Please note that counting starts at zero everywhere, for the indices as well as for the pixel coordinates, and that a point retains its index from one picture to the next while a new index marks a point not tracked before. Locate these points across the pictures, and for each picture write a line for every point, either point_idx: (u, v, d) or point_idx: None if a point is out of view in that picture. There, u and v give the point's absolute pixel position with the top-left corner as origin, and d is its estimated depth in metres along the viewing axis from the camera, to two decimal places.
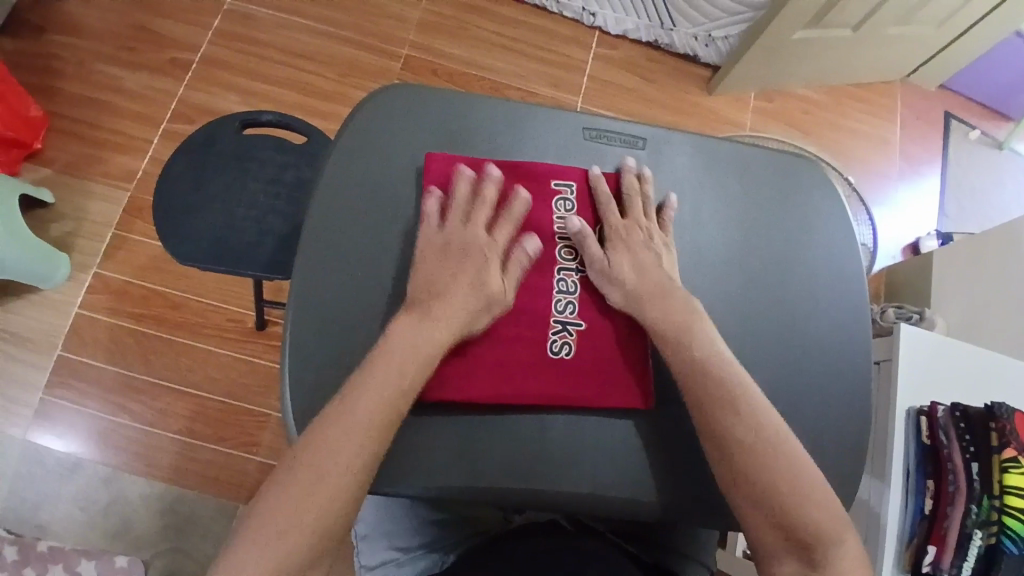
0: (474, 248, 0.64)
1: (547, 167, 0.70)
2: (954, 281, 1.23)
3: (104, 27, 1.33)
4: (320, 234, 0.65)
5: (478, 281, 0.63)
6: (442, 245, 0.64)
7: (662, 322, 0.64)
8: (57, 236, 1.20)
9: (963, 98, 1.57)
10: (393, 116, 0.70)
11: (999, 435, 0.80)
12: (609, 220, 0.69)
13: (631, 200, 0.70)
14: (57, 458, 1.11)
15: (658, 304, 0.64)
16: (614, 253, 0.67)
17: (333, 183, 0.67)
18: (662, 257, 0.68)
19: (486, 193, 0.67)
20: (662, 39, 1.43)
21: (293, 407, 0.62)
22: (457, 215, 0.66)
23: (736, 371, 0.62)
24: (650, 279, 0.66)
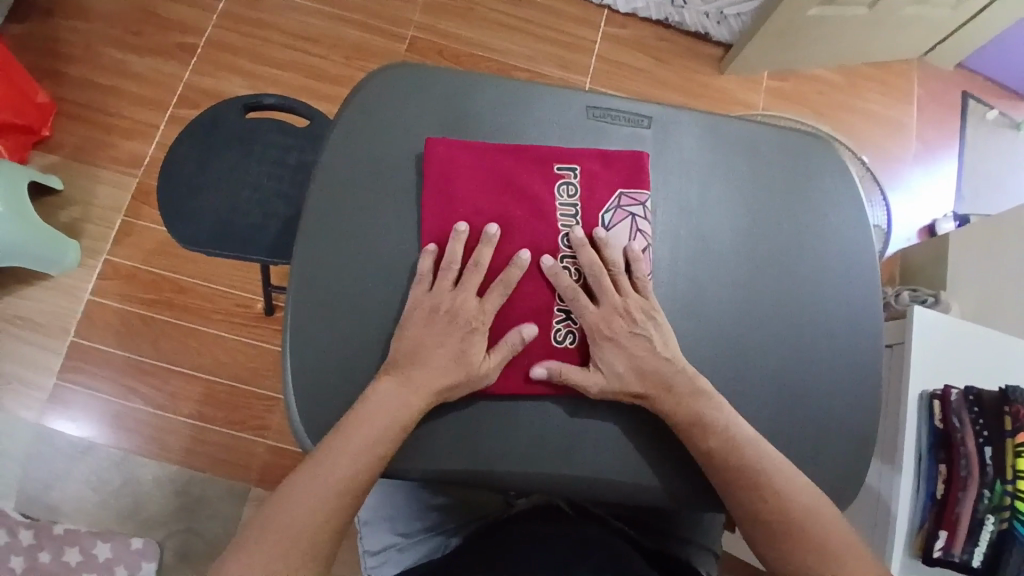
0: (464, 319, 0.64)
1: (551, 149, 0.68)
2: (970, 264, 1.20)
3: (110, 10, 1.32)
4: (317, 218, 0.65)
5: (462, 353, 0.63)
6: (431, 310, 0.63)
7: (675, 409, 0.63)
8: (66, 221, 1.21)
9: (982, 77, 1.54)
10: (393, 97, 0.69)
11: (1013, 419, 0.79)
12: (586, 313, 0.65)
13: (600, 280, 0.66)
14: (70, 441, 1.13)
15: (663, 391, 0.63)
16: (604, 351, 0.65)
17: (331, 167, 0.66)
18: (651, 337, 0.65)
19: (479, 258, 0.65)
20: (672, 17, 1.40)
21: (295, 388, 0.62)
22: (451, 277, 0.64)
23: (733, 426, 0.63)
24: (648, 370, 0.64)
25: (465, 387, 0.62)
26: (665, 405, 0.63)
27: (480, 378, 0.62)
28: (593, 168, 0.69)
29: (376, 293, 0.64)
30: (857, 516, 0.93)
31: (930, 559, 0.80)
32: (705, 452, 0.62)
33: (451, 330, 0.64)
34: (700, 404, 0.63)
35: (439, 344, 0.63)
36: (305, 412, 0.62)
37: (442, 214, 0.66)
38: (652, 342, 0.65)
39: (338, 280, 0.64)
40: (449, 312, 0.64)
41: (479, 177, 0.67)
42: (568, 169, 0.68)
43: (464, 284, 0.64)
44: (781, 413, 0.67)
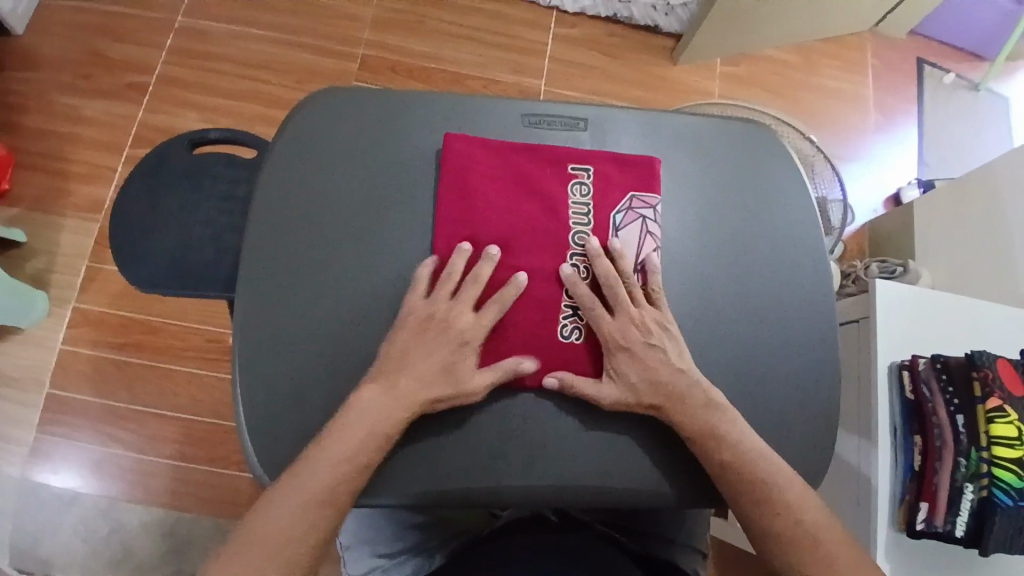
0: (453, 329, 0.67)
1: (564, 151, 0.73)
2: (937, 230, 1.20)
3: (60, 58, 1.32)
4: (257, 254, 0.68)
5: (450, 367, 0.65)
6: (426, 317, 0.66)
7: (689, 423, 0.65)
8: (33, 272, 1.21)
9: (934, 42, 1.54)
10: (327, 129, 0.72)
11: (982, 385, 0.80)
12: (603, 323, 0.68)
13: (614, 289, 0.69)
14: (55, 492, 1.12)
15: (678, 406, 0.65)
16: (620, 361, 0.67)
17: (269, 201, 0.70)
18: (666, 349, 0.68)
19: (477, 274, 0.68)
20: (621, 12, 1.40)
21: (244, 406, 0.65)
22: (449, 292, 0.67)
23: (746, 439, 0.65)
24: (664, 383, 0.66)
25: (449, 398, 0.64)
26: (679, 419, 0.65)
27: (467, 394, 0.64)
28: (605, 170, 0.73)
29: (323, 312, 0.67)
30: (833, 494, 0.95)
31: (914, 531, 0.80)
32: (714, 462, 0.64)
33: (440, 340, 0.66)
34: (715, 417, 0.65)
35: (425, 352, 0.66)
36: (258, 443, 0.64)
37: (462, 199, 0.70)
38: (668, 354, 0.67)
39: (283, 307, 0.67)
40: (442, 320, 0.67)
41: (499, 172, 0.71)
42: (582, 170, 0.72)
43: (459, 298, 0.67)
44: (737, 398, 0.70)
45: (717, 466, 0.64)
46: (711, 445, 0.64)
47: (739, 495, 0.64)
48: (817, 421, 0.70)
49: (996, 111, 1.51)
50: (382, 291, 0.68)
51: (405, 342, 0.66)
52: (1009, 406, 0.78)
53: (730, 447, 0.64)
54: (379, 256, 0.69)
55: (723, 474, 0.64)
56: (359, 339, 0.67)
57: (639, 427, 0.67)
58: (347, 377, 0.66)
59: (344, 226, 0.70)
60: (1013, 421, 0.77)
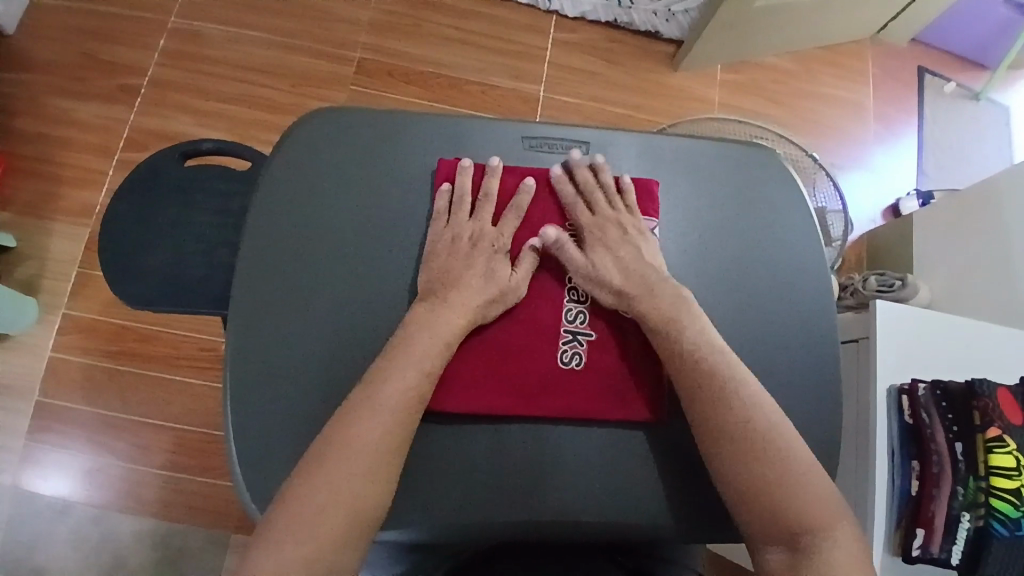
0: (483, 241, 0.70)
1: (562, 175, 0.73)
2: (938, 245, 1.20)
3: (50, 58, 1.29)
4: (250, 287, 0.68)
5: (488, 272, 0.68)
6: (451, 240, 0.69)
7: (654, 312, 0.66)
8: (22, 278, 1.19)
9: (937, 50, 1.53)
10: (319, 158, 0.72)
11: (982, 414, 0.79)
12: (582, 222, 0.72)
13: (596, 197, 0.73)
14: (45, 501, 1.11)
15: (642, 295, 0.67)
16: (596, 254, 0.70)
17: (262, 234, 0.69)
18: (641, 249, 0.71)
19: (488, 189, 0.71)
20: (621, 18, 1.38)
21: (235, 433, 0.64)
22: (468, 209, 0.71)
23: (709, 336, 0.65)
24: (635, 273, 0.69)
25: (500, 301, 0.67)
26: (645, 307, 0.67)
27: (508, 291, 0.68)
28: (602, 193, 0.74)
29: (318, 336, 0.67)
30: None
31: (909, 557, 0.80)
32: (677, 360, 0.64)
33: (474, 254, 0.69)
34: (681, 307, 0.66)
35: (466, 267, 0.68)
36: (251, 484, 0.63)
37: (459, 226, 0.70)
38: (641, 252, 0.70)
39: (276, 330, 0.67)
40: (470, 238, 0.70)
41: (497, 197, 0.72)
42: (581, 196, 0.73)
43: (479, 215, 0.71)
44: None
45: (683, 375, 0.63)
46: (684, 357, 0.64)
47: (703, 413, 0.62)
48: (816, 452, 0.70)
49: (998, 121, 1.50)
50: (378, 324, 0.68)
51: (442, 264, 0.68)
52: (1009, 435, 0.76)
53: (723, 397, 0.61)
54: (375, 284, 0.69)
55: (696, 402, 0.62)
56: (352, 372, 0.66)
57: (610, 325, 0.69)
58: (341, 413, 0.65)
59: (339, 257, 0.69)
60: (1012, 451, 0.76)
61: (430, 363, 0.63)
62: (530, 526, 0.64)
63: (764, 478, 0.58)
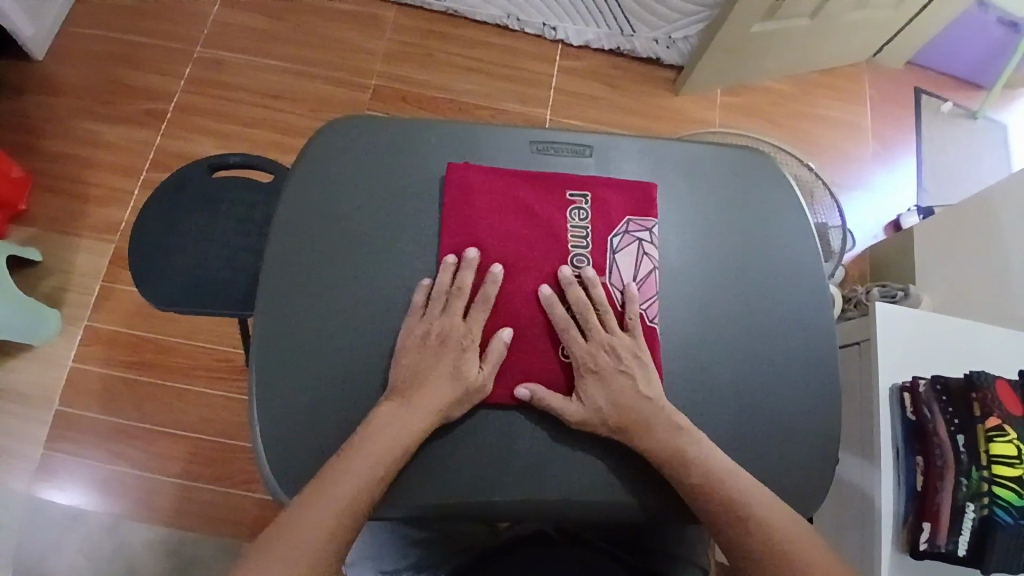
0: (452, 340, 0.70)
1: (563, 177, 0.77)
2: (936, 256, 1.22)
3: (82, 84, 1.37)
4: (272, 283, 0.71)
5: (456, 372, 0.68)
6: (422, 335, 0.70)
7: (654, 449, 0.67)
8: (48, 291, 1.23)
9: (932, 73, 1.58)
10: (338, 161, 0.76)
11: (981, 405, 0.80)
12: (576, 347, 0.71)
13: (588, 316, 0.72)
14: (61, 509, 1.13)
15: (644, 429, 0.67)
16: (589, 387, 0.69)
17: (283, 232, 0.73)
18: (635, 376, 0.70)
19: (462, 283, 0.71)
20: (623, 46, 1.45)
21: (258, 419, 0.67)
22: (440, 306, 0.71)
23: (711, 458, 0.66)
24: (630, 408, 0.68)
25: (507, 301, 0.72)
26: (644, 444, 0.67)
27: (478, 391, 0.68)
28: (602, 194, 0.76)
29: (334, 330, 0.70)
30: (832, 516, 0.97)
31: (917, 552, 0.80)
32: (681, 481, 0.65)
33: (442, 352, 0.70)
34: (680, 440, 0.67)
35: (433, 367, 0.69)
36: (274, 464, 0.67)
37: (463, 228, 0.74)
38: (635, 380, 0.70)
39: (296, 324, 0.70)
40: (439, 335, 0.70)
41: (501, 199, 0.75)
42: (580, 197, 0.76)
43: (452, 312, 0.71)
44: (741, 417, 0.72)
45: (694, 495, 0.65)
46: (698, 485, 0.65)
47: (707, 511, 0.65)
48: (814, 437, 0.72)
49: (995, 139, 1.54)
50: (394, 314, 0.71)
51: (413, 362, 0.69)
52: (1009, 425, 0.78)
53: (735, 515, 0.64)
54: (388, 280, 0.72)
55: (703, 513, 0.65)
56: (369, 359, 0.70)
57: (609, 452, 0.69)
58: (358, 397, 0.69)
59: (356, 255, 0.73)
60: (1013, 440, 0.77)
61: None
62: (540, 507, 0.66)
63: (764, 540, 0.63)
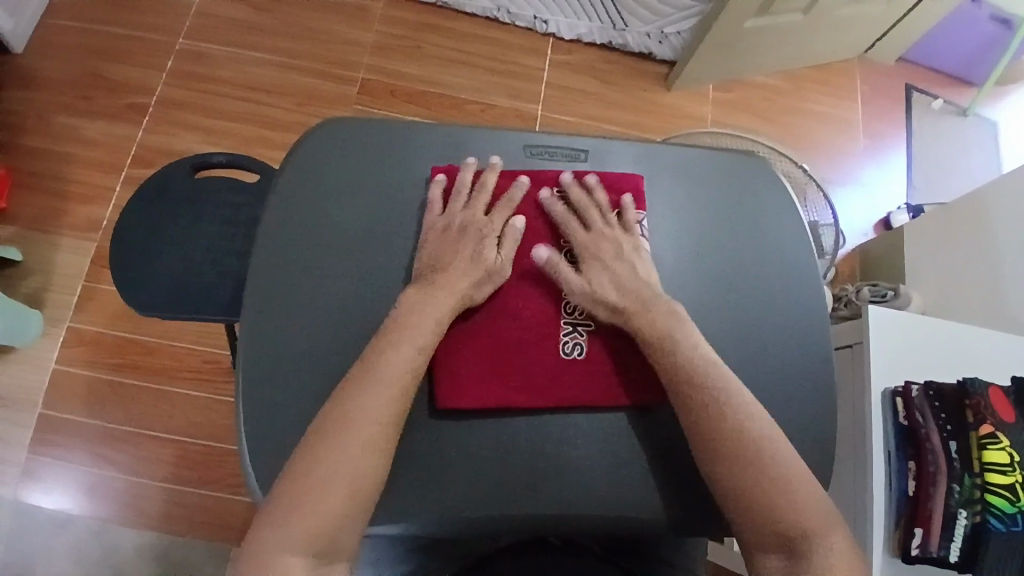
0: (473, 227, 0.71)
1: (552, 174, 0.76)
2: (926, 257, 1.22)
3: (59, 77, 1.33)
4: (261, 291, 0.69)
5: (475, 254, 0.70)
6: (443, 227, 0.71)
7: (646, 327, 0.67)
8: (28, 291, 1.20)
9: (923, 68, 1.58)
10: (329, 165, 0.74)
11: (974, 411, 0.80)
12: (577, 236, 0.73)
13: (590, 213, 0.74)
14: (47, 514, 1.11)
15: (639, 310, 0.68)
16: (590, 269, 0.71)
17: (272, 238, 0.71)
18: (636, 264, 0.72)
19: (484, 181, 0.74)
20: (615, 40, 1.43)
21: (247, 433, 0.66)
22: (461, 201, 0.73)
23: (703, 350, 0.66)
24: (630, 290, 0.70)
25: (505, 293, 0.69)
26: (640, 326, 0.68)
27: (497, 272, 0.69)
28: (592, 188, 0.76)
29: (324, 338, 0.69)
30: None
31: (909, 557, 0.81)
32: (670, 370, 0.65)
33: (463, 239, 0.71)
34: (676, 323, 0.67)
35: (455, 252, 0.70)
36: (263, 479, 0.65)
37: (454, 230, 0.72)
38: (636, 268, 0.71)
39: (285, 332, 0.68)
40: (460, 226, 0.71)
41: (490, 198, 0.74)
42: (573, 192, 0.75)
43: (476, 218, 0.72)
44: None
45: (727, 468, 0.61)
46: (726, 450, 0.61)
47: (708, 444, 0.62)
48: (811, 447, 0.72)
49: (985, 135, 1.54)
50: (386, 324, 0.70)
51: (434, 249, 0.70)
52: (1002, 432, 0.78)
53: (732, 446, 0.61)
54: (381, 288, 0.71)
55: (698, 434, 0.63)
56: None
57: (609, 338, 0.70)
58: None
59: (347, 262, 0.71)
60: (1005, 447, 0.77)
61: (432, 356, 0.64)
62: (534, 521, 0.65)
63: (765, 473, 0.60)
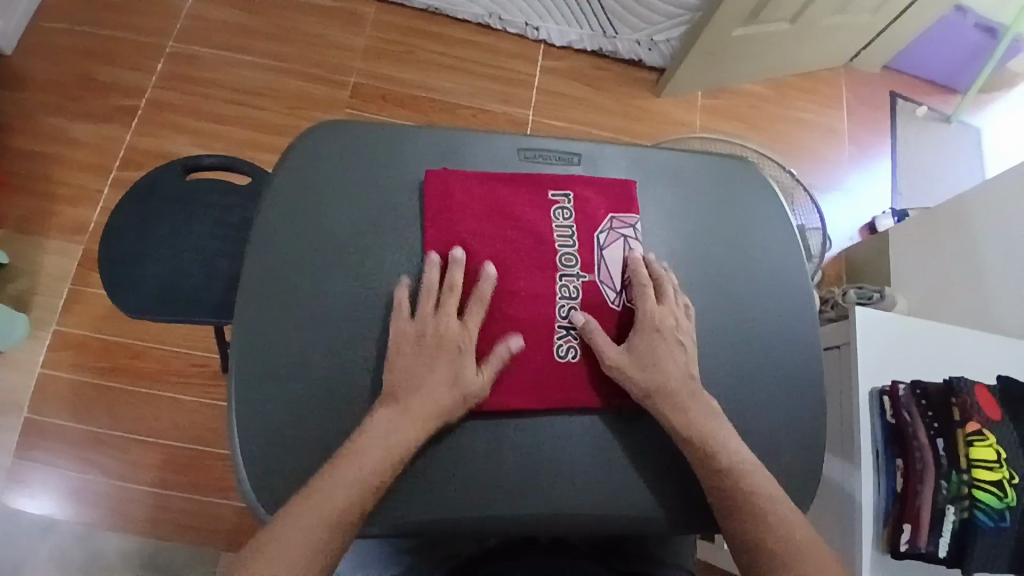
0: (449, 340, 0.68)
1: (545, 179, 0.76)
2: (912, 261, 1.24)
3: (48, 79, 1.32)
4: (253, 292, 0.69)
5: (453, 376, 0.66)
6: (413, 334, 0.68)
7: (679, 420, 0.66)
8: (14, 293, 1.19)
9: (908, 77, 1.61)
10: (322, 164, 0.74)
11: (961, 410, 0.81)
12: (645, 304, 0.71)
13: (662, 285, 0.72)
14: (32, 520, 1.09)
15: (680, 403, 0.67)
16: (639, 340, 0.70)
17: (265, 237, 0.71)
18: (687, 357, 0.70)
19: (452, 280, 0.70)
20: (606, 47, 1.44)
21: (238, 433, 0.65)
22: (432, 305, 0.69)
23: (737, 455, 0.65)
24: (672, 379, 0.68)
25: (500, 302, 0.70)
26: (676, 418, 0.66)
27: (472, 395, 0.66)
28: (584, 192, 0.76)
29: (316, 339, 0.68)
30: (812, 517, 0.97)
31: (898, 553, 0.82)
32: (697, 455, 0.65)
33: (437, 352, 0.68)
34: (713, 426, 0.66)
35: (432, 368, 0.67)
36: (255, 479, 0.65)
37: (446, 233, 0.72)
38: (687, 359, 0.70)
39: (277, 332, 0.68)
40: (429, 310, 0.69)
41: (484, 202, 0.74)
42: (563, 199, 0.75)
43: (443, 308, 0.69)
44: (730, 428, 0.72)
45: (727, 502, 0.64)
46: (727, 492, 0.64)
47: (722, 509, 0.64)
48: (800, 446, 0.72)
49: (968, 142, 1.57)
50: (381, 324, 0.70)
51: (405, 363, 0.67)
52: (988, 430, 0.79)
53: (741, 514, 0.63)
54: (373, 288, 0.71)
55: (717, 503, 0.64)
56: (352, 370, 0.68)
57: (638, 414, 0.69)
58: (343, 409, 0.67)
59: (339, 263, 0.71)
60: (991, 444, 0.79)
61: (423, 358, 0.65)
62: (524, 521, 0.65)
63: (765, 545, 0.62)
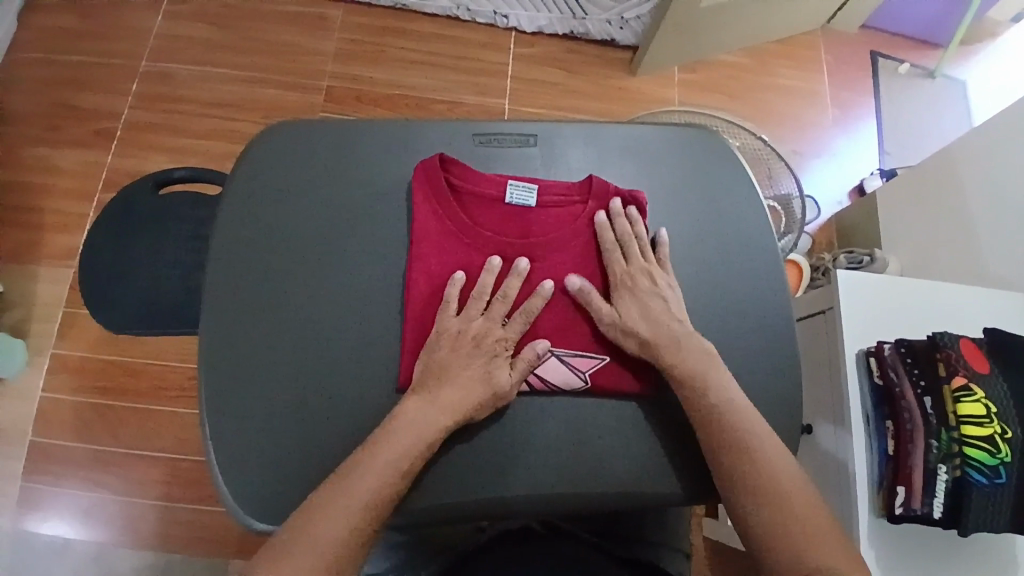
0: (478, 346, 0.68)
1: (437, 208, 0.72)
2: (899, 220, 1.22)
3: (28, 109, 1.33)
4: (221, 298, 0.71)
5: (485, 374, 0.67)
6: (457, 333, 0.69)
7: (679, 362, 0.67)
8: (10, 322, 1.21)
9: (888, 34, 1.58)
10: (280, 170, 0.75)
11: (945, 365, 0.81)
12: (615, 265, 0.72)
13: (630, 245, 0.73)
14: (45, 542, 1.11)
15: (671, 349, 0.68)
16: (622, 300, 0.71)
17: (227, 249, 0.72)
18: (667, 298, 0.71)
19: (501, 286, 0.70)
20: (577, 29, 1.43)
21: (212, 435, 0.67)
22: (480, 309, 0.70)
23: (732, 394, 0.66)
24: (661, 324, 0.69)
25: (473, 340, 0.69)
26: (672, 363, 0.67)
27: (503, 395, 0.67)
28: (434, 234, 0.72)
29: (285, 340, 0.70)
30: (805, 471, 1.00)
31: (894, 516, 0.81)
32: (700, 403, 0.65)
33: (475, 354, 0.68)
34: (709, 363, 0.67)
35: (463, 367, 0.67)
36: (230, 479, 0.66)
37: (447, 237, 0.72)
38: (669, 304, 0.71)
39: (244, 336, 0.70)
40: (475, 335, 0.69)
41: (438, 221, 0.72)
42: (523, 185, 0.73)
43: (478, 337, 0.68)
44: None
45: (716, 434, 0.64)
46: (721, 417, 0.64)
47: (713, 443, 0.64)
48: (779, 411, 0.71)
49: (954, 95, 1.54)
50: (349, 321, 0.71)
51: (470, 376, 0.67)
52: (975, 384, 0.78)
53: (745, 454, 0.62)
54: (337, 288, 0.71)
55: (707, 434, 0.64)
56: (321, 366, 0.69)
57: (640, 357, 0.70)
58: (314, 408, 0.68)
59: (303, 263, 0.72)
60: (979, 399, 0.77)
61: (470, 393, 0.66)
62: (501, 500, 0.66)
63: (748, 477, 0.62)
